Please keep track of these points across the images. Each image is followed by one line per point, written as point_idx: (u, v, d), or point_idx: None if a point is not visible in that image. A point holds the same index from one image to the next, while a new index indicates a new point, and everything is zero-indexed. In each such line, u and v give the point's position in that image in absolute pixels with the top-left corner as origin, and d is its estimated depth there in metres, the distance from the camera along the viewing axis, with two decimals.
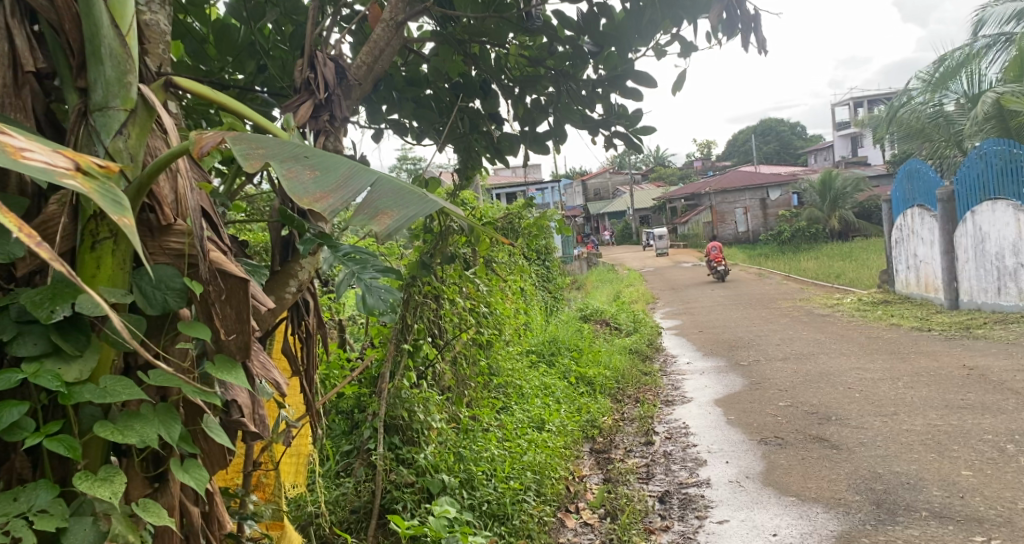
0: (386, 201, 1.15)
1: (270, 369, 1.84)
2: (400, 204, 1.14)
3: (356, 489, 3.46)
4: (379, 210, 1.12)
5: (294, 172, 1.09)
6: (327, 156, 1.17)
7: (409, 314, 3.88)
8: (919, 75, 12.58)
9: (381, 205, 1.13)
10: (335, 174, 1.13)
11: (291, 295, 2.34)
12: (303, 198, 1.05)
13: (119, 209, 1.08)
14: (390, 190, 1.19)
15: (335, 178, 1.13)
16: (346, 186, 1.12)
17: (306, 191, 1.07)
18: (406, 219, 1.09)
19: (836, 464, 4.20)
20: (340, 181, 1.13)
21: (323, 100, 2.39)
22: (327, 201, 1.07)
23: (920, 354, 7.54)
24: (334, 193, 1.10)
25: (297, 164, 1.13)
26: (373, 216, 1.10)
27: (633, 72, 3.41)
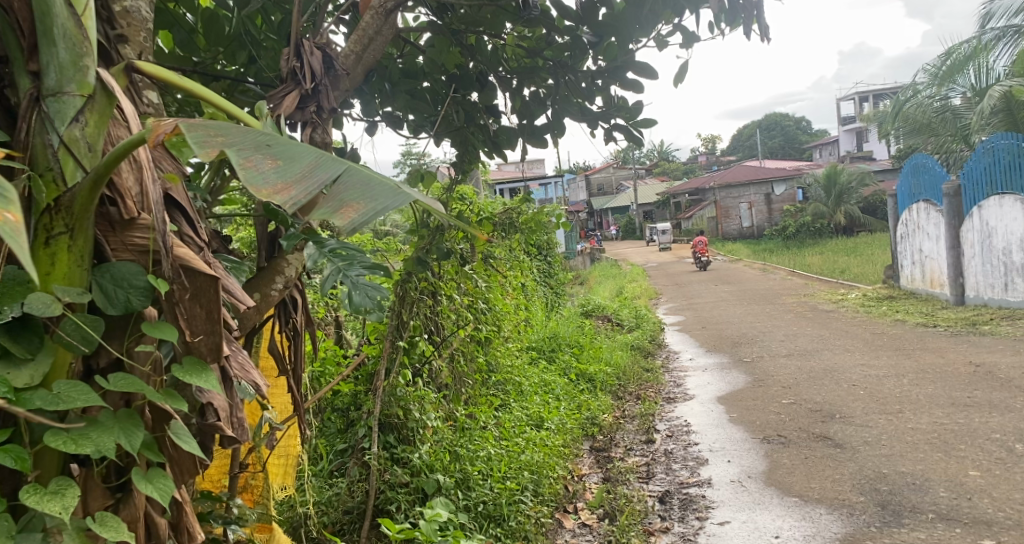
0: (354, 194, 1.07)
1: (249, 371, 1.77)
2: (368, 196, 1.06)
3: (350, 489, 3.38)
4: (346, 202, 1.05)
5: (251, 163, 1.02)
6: (289, 146, 1.10)
7: (404, 311, 3.81)
8: (925, 68, 12.43)
9: (347, 197, 1.06)
10: (299, 166, 1.06)
11: (278, 292, 2.25)
12: (260, 191, 0.98)
13: (3, 202, 0.95)
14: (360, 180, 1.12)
15: (299, 169, 1.06)
16: (309, 180, 1.05)
17: (264, 183, 0.99)
18: (374, 213, 1.01)
19: (841, 464, 4.12)
20: (304, 173, 1.06)
21: (310, 91, 2.30)
22: (288, 193, 1.00)
23: (925, 350, 7.44)
24: (296, 186, 1.03)
25: (258, 155, 1.06)
26: (339, 209, 1.03)
27: (634, 63, 3.34)
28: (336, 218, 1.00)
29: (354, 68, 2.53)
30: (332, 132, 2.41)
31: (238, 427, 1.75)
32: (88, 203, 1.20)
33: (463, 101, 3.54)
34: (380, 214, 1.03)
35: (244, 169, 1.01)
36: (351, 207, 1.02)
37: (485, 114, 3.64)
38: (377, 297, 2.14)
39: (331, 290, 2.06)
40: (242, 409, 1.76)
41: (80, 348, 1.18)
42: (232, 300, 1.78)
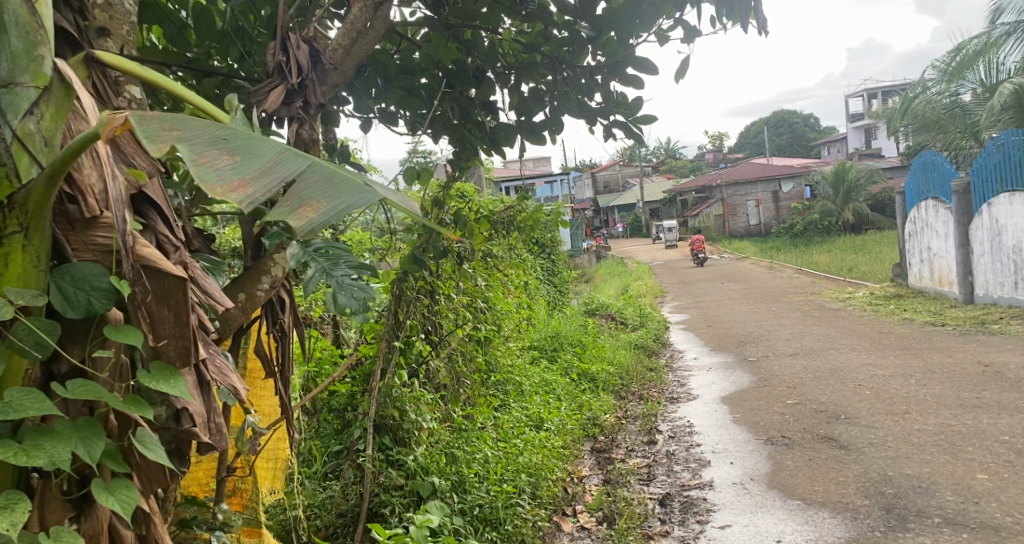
0: (314, 193, 1.08)
1: (227, 375, 1.72)
2: (329, 196, 1.07)
3: (344, 492, 3.33)
4: (304, 200, 1.05)
5: (206, 160, 1.02)
6: (250, 144, 1.11)
7: (401, 310, 3.76)
8: (934, 64, 12.29)
9: (306, 196, 1.06)
10: (257, 164, 1.07)
11: (264, 292, 2.19)
12: (214, 187, 0.98)
13: None
14: (321, 178, 1.12)
15: (257, 166, 1.06)
16: (267, 178, 1.05)
17: (219, 179, 0.99)
18: (334, 212, 1.02)
19: (845, 466, 4.04)
20: (262, 171, 1.06)
21: (296, 85, 2.24)
22: (245, 191, 1.00)
23: (933, 350, 7.35)
24: (254, 183, 1.03)
25: (213, 151, 1.06)
26: (298, 208, 1.03)
27: (634, 58, 3.25)
28: (294, 216, 1.00)
29: (342, 62, 2.48)
30: (320, 127, 2.36)
31: (215, 432, 1.70)
32: (43, 200, 1.15)
33: (461, 97, 3.46)
34: (340, 213, 1.03)
35: (199, 166, 1.01)
36: (311, 206, 1.02)
37: (482, 110, 3.56)
38: (363, 298, 2.09)
39: (315, 291, 2.00)
40: (220, 413, 1.71)
41: (33, 354, 1.14)
42: (210, 301, 1.73)
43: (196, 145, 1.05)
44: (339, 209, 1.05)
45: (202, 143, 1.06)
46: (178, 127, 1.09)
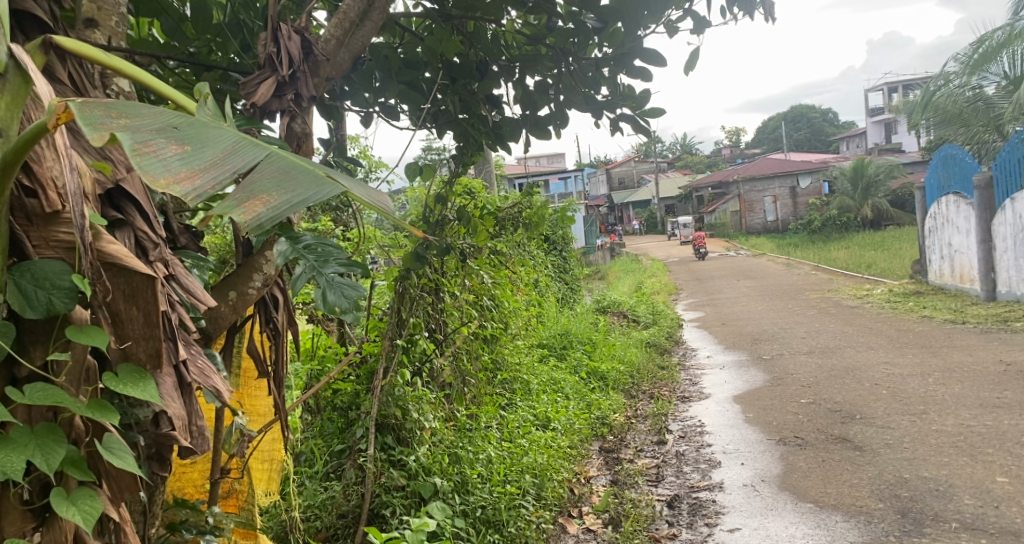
0: (266, 187, 1.14)
1: (208, 376, 1.67)
2: (280, 192, 1.13)
3: (344, 492, 3.28)
4: (254, 193, 1.12)
5: (155, 151, 1.08)
6: (202, 134, 1.16)
7: (403, 308, 3.71)
8: (956, 56, 12.05)
9: (257, 189, 1.12)
10: (208, 156, 1.13)
11: (256, 291, 2.13)
12: (159, 180, 1.03)
13: None
14: (277, 172, 1.18)
15: (207, 158, 1.11)
16: (218, 170, 1.11)
17: (164, 171, 1.05)
18: (279, 210, 1.08)
19: (859, 468, 3.94)
20: (213, 164, 1.12)
21: (287, 78, 2.18)
22: (191, 183, 1.06)
23: (953, 348, 7.19)
24: (202, 174, 1.08)
25: (162, 139, 1.11)
26: (246, 202, 1.09)
27: (642, 50, 3.17)
28: (239, 211, 1.06)
29: (335, 56, 2.40)
30: (313, 122, 2.30)
31: (196, 435, 1.63)
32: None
33: (464, 90, 3.38)
34: (287, 210, 1.09)
35: (149, 156, 1.06)
36: (258, 201, 1.08)
37: (486, 105, 3.47)
38: (354, 296, 1.99)
39: (303, 289, 1.93)
40: (202, 417, 1.65)
41: None
42: (191, 300, 1.68)
43: (147, 134, 1.11)
44: (289, 205, 1.12)
45: (155, 132, 1.12)
46: (129, 114, 1.13)
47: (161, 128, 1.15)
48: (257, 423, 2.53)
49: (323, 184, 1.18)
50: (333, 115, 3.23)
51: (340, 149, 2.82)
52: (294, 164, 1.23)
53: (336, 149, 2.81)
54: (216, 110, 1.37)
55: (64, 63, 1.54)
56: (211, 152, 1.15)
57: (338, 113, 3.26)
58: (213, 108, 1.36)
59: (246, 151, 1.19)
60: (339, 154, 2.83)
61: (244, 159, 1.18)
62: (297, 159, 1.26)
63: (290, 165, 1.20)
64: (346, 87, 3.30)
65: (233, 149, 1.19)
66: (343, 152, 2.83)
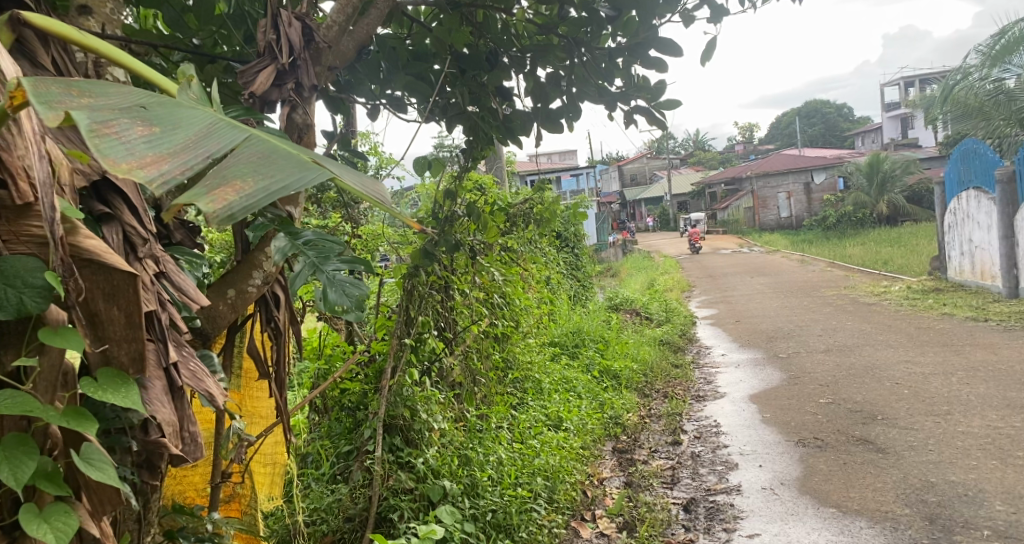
0: (241, 173, 1.05)
1: (202, 380, 1.57)
2: (258, 178, 1.05)
3: (352, 495, 3.20)
4: (226, 180, 1.03)
5: (117, 133, 1.00)
6: (170, 117, 1.10)
7: (412, 306, 3.62)
8: (977, 49, 11.82)
9: (231, 176, 1.03)
10: (178, 141, 1.05)
11: (257, 288, 2.04)
12: (119, 166, 0.95)
13: None
14: (255, 158, 1.10)
15: (176, 143, 1.03)
16: (188, 155, 1.03)
17: (127, 156, 0.97)
18: (252, 198, 0.99)
19: (883, 471, 3.80)
20: (183, 148, 1.04)
21: (287, 66, 2.09)
22: (156, 168, 0.97)
23: (975, 346, 7.03)
24: (169, 160, 1.00)
25: (128, 122, 1.04)
26: (216, 190, 1.00)
27: (659, 39, 3.06)
28: (208, 199, 0.97)
29: (340, 45, 2.33)
30: (315, 113, 2.19)
31: (189, 442, 1.54)
32: None
33: (474, 82, 3.26)
34: (261, 198, 1.00)
35: (112, 138, 0.99)
36: (229, 189, 0.99)
37: (496, 97, 3.36)
38: (357, 295, 1.90)
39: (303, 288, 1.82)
40: (196, 422, 1.56)
41: None
42: (184, 299, 1.58)
43: (109, 114, 1.04)
44: (264, 194, 1.02)
45: (120, 114, 1.06)
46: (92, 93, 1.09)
47: (126, 112, 1.08)
48: (260, 425, 2.44)
49: (306, 171, 1.10)
50: (340, 109, 3.11)
51: (345, 141, 2.70)
52: (276, 150, 1.14)
53: (342, 141, 2.70)
54: (202, 94, 1.38)
55: (47, 47, 1.45)
56: (181, 136, 1.08)
57: (345, 107, 3.13)
58: (199, 92, 1.36)
59: (223, 136, 1.12)
60: (344, 147, 2.72)
61: (219, 144, 1.10)
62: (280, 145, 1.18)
63: (271, 150, 1.12)
64: (352, 79, 3.19)
65: (206, 134, 1.12)
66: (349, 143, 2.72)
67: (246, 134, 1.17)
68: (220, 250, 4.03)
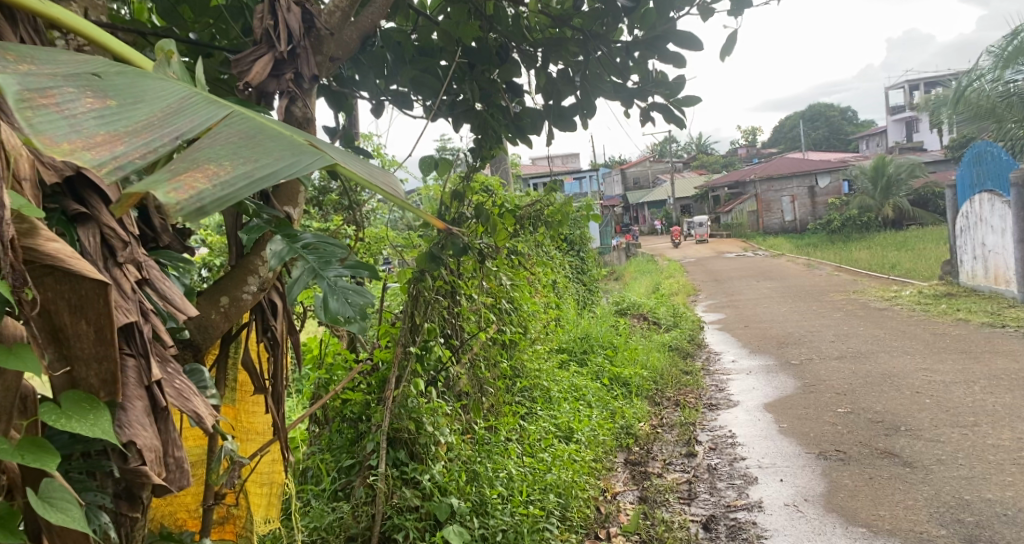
0: (217, 157, 0.91)
1: (188, 398, 1.36)
2: (236, 163, 0.91)
3: (354, 513, 3.03)
4: (197, 166, 0.88)
5: (60, 110, 0.89)
6: (129, 91, 1.00)
7: (417, 311, 3.47)
8: (989, 50, 11.64)
9: (204, 160, 0.89)
10: (137, 119, 0.94)
11: (252, 296, 1.87)
12: (61, 147, 0.84)
13: None
14: (234, 140, 0.96)
15: (135, 122, 0.92)
16: (150, 137, 0.91)
17: (74, 135, 0.86)
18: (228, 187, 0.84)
19: (912, 487, 3.81)
20: (144, 127, 0.93)
21: (286, 55, 1.89)
22: (107, 152, 0.85)
23: (995, 353, 6.86)
24: (127, 142, 0.88)
25: (78, 97, 0.93)
26: (184, 176, 0.85)
27: (678, 32, 2.88)
28: (172, 186, 0.83)
29: (343, 34, 2.17)
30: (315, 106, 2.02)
31: (174, 469, 1.33)
32: None
33: (482, 77, 3.11)
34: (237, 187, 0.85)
35: (58, 117, 0.89)
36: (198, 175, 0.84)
37: (507, 94, 3.21)
38: (361, 304, 1.73)
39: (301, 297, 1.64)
40: (181, 447, 1.34)
41: None
42: (168, 308, 1.38)
43: (47, 85, 0.92)
44: (243, 182, 0.88)
45: (64, 85, 0.94)
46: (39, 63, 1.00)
47: (76, 85, 0.96)
48: (257, 441, 2.23)
49: (297, 156, 0.96)
50: (344, 107, 2.94)
51: (347, 137, 2.50)
52: (260, 132, 1.01)
53: (344, 137, 2.50)
54: (184, 72, 1.27)
55: (14, 27, 1.27)
56: (143, 116, 0.96)
57: (349, 104, 2.95)
58: (179, 71, 1.25)
59: (196, 114, 1.00)
60: (347, 143, 2.53)
61: (189, 126, 0.97)
62: (266, 125, 1.04)
63: (255, 131, 0.99)
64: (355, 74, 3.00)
65: (174, 114, 0.99)
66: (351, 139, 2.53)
67: (223, 115, 1.04)
68: (219, 254, 3.87)
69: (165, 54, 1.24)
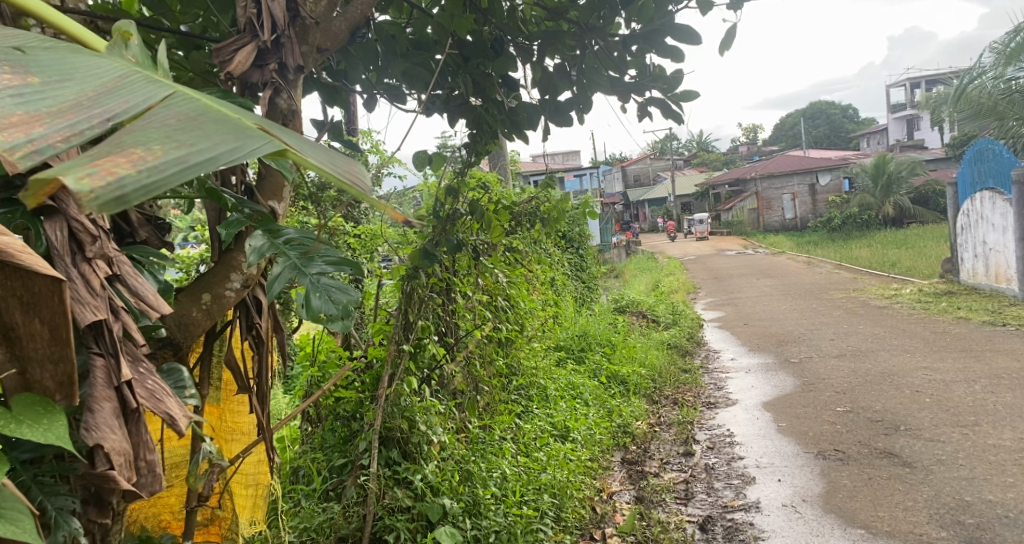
0: (148, 141, 0.83)
1: (161, 398, 1.29)
2: (169, 147, 0.83)
3: (344, 513, 2.97)
4: (122, 151, 0.80)
5: None
6: (60, 69, 0.95)
7: (411, 309, 3.41)
8: (991, 47, 11.59)
9: (131, 143, 0.81)
10: (63, 97, 0.88)
11: (235, 293, 1.82)
12: None
13: None
14: (171, 122, 0.88)
15: (59, 101, 0.87)
16: (76, 117, 0.85)
17: None
18: (154, 172, 0.76)
19: (912, 488, 3.77)
20: (71, 104, 0.88)
21: (270, 44, 1.82)
22: (25, 135, 0.80)
23: (996, 352, 6.81)
24: (49, 125, 0.83)
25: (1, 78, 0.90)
26: (104, 160, 0.77)
27: (676, 26, 2.82)
28: (87, 172, 0.74)
29: (332, 25, 2.12)
30: (301, 97, 1.95)
31: (145, 473, 1.27)
32: None
33: (476, 72, 3.02)
34: (164, 174, 0.77)
35: None
36: (118, 159, 0.76)
37: (502, 88, 3.13)
38: (344, 301, 1.66)
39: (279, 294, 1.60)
40: (155, 449, 1.29)
41: None
42: (140, 305, 1.31)
43: None
44: (174, 169, 0.79)
45: None
46: None
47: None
48: (243, 441, 2.17)
49: (241, 139, 0.88)
50: (338, 101, 2.87)
51: (335, 130, 2.35)
52: (202, 114, 0.93)
53: (332, 130, 2.35)
54: (144, 55, 1.16)
55: None
56: (72, 96, 0.90)
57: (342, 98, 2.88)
58: (138, 53, 1.15)
59: (132, 96, 0.93)
60: (336, 138, 2.38)
61: (123, 107, 0.90)
62: (209, 107, 0.97)
63: (195, 113, 0.91)
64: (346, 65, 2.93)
65: (106, 93, 0.93)
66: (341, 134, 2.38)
67: (165, 94, 0.97)
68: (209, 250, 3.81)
69: (122, 34, 1.14)
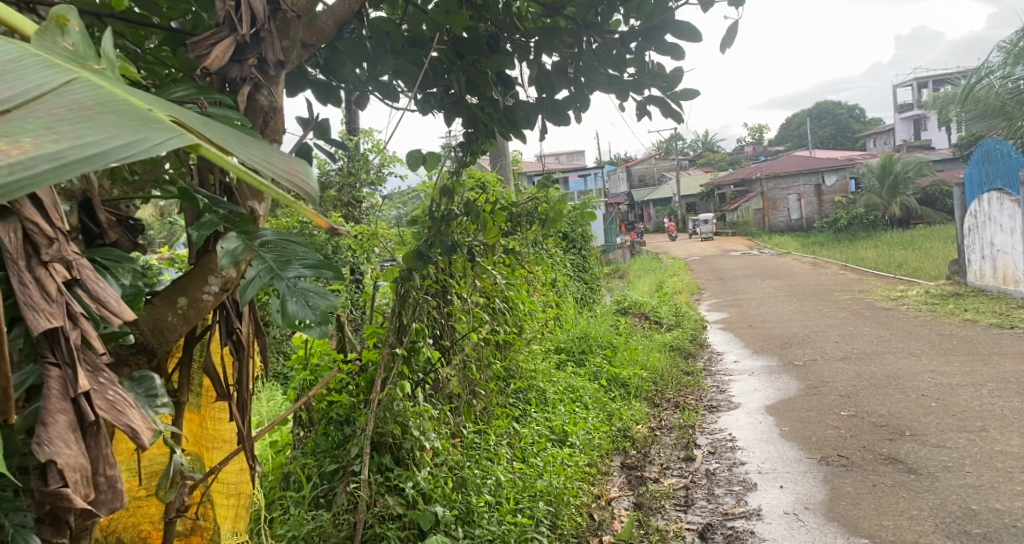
0: (30, 132, 0.81)
1: (123, 410, 1.19)
2: (49, 139, 0.80)
3: (334, 522, 2.91)
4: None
5: None
6: None
7: (405, 312, 3.34)
8: (999, 47, 11.49)
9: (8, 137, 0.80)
10: None
11: (214, 296, 1.75)
12: None
13: None
14: (65, 110, 0.86)
15: None
16: None
17: None
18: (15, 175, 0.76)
19: (917, 496, 3.68)
20: None
21: (249, 39, 1.75)
22: None
23: (1004, 355, 6.71)
24: None
25: None
26: None
27: (677, 22, 2.75)
28: None
29: (318, 21, 2.05)
30: (283, 94, 1.88)
31: (105, 489, 1.18)
32: None
33: (471, 69, 2.93)
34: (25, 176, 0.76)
35: None
36: None
37: (498, 86, 3.04)
38: (322, 307, 1.58)
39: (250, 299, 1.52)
40: (117, 464, 1.20)
41: None
42: (101, 312, 1.21)
43: None
44: (44, 167, 0.78)
45: None
46: None
47: None
48: (225, 449, 2.10)
49: (138, 132, 0.85)
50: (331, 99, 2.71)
51: (321, 127, 2.24)
52: (105, 103, 0.90)
53: (318, 127, 2.24)
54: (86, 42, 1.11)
55: None
56: None
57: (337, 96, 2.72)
58: (78, 40, 1.10)
59: (32, 80, 0.91)
60: (322, 137, 2.26)
61: (9, 94, 0.86)
62: (118, 94, 0.93)
63: (95, 103, 0.89)
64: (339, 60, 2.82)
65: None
66: (327, 131, 2.26)
67: (66, 79, 0.94)
68: None
69: (58, 19, 1.08)
